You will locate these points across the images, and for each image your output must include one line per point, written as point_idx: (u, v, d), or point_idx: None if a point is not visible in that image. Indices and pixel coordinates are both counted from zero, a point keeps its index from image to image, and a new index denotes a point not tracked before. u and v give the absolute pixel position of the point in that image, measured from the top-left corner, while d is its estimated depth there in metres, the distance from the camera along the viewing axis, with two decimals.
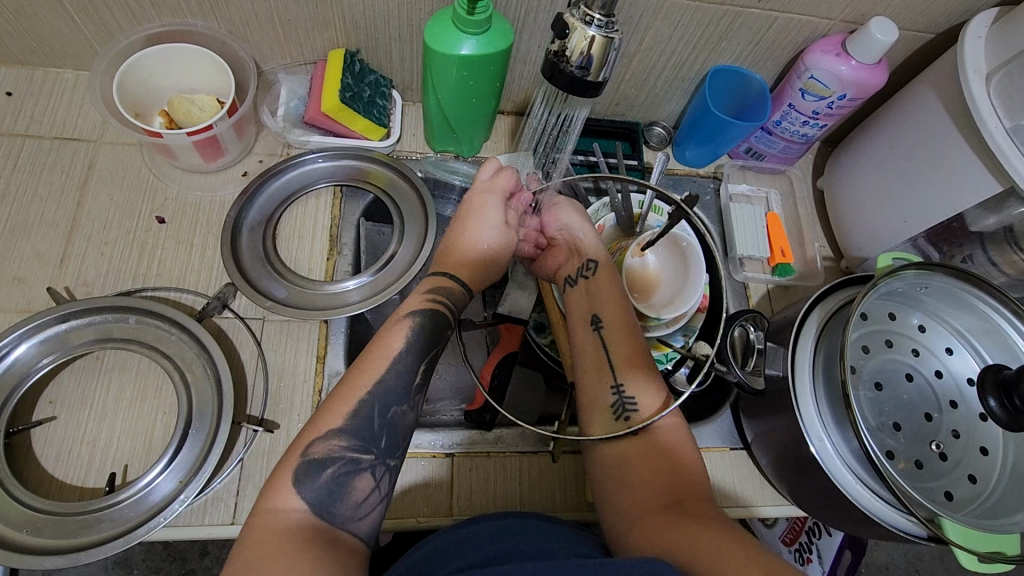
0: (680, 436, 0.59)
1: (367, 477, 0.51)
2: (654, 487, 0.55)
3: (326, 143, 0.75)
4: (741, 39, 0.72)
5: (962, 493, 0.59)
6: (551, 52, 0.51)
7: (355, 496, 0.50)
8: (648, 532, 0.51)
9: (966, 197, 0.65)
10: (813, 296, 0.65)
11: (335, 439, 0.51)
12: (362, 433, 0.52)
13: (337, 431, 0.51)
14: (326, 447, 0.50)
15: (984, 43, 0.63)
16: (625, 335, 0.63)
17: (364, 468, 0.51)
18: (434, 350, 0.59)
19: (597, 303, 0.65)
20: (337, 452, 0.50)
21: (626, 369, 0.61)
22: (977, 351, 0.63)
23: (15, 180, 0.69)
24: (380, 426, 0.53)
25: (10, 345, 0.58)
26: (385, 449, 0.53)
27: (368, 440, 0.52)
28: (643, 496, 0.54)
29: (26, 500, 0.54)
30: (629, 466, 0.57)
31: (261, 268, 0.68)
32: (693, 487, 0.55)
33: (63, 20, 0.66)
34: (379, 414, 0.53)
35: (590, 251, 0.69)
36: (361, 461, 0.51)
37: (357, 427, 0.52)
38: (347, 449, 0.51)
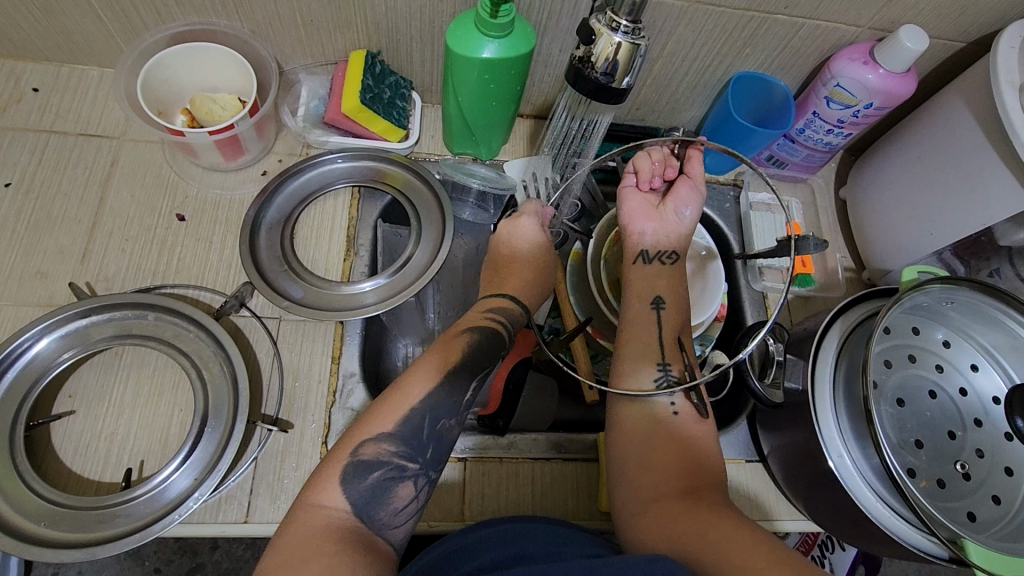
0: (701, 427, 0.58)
1: (410, 485, 0.51)
2: (664, 475, 0.54)
3: (345, 144, 0.75)
4: (766, 45, 0.71)
5: (986, 514, 0.58)
6: (575, 58, 0.50)
7: (395, 503, 0.50)
8: (661, 525, 0.51)
9: (996, 211, 0.63)
10: (835, 308, 0.64)
11: (385, 442, 0.51)
12: (411, 442, 0.52)
13: (387, 436, 0.51)
14: (375, 450, 0.51)
15: (1018, 53, 0.61)
16: (677, 325, 0.62)
17: (409, 476, 0.51)
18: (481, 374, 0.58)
19: (660, 286, 0.64)
20: (387, 456, 0.51)
21: (670, 350, 0.61)
22: (1003, 368, 0.62)
23: (39, 175, 0.70)
24: (428, 437, 0.53)
25: (31, 340, 0.58)
26: (430, 459, 0.53)
27: (415, 448, 0.52)
28: (656, 487, 0.54)
29: (43, 492, 0.55)
30: (642, 452, 0.56)
31: (279, 267, 0.69)
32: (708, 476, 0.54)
33: (89, 17, 0.67)
34: (428, 423, 0.53)
35: (676, 240, 0.66)
36: (407, 468, 0.51)
37: (406, 435, 0.52)
38: (395, 455, 0.51)
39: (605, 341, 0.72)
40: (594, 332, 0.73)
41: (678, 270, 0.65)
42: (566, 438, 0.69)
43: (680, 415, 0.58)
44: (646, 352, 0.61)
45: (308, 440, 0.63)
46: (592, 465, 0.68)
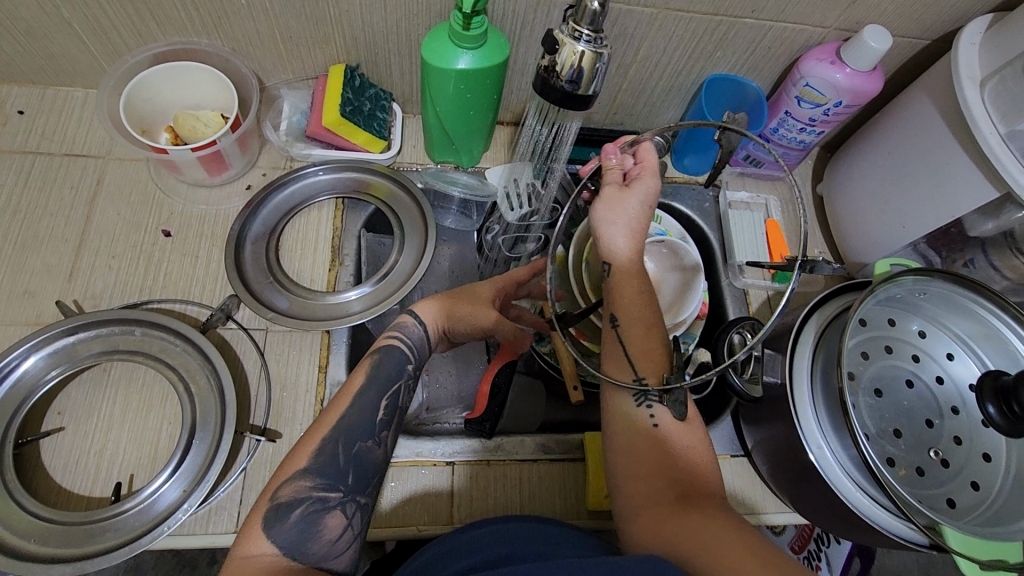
0: (697, 437, 0.57)
1: (339, 514, 0.50)
2: (654, 486, 0.53)
3: (328, 156, 0.76)
4: (736, 48, 0.73)
5: (965, 500, 0.59)
6: (541, 66, 0.51)
7: (327, 535, 0.48)
8: (649, 529, 0.50)
9: (963, 203, 0.65)
10: (812, 302, 0.66)
11: (301, 479, 0.50)
12: (328, 470, 0.51)
13: (303, 472, 0.50)
14: (292, 489, 0.49)
15: (978, 49, 0.63)
16: (644, 338, 0.58)
17: (333, 506, 0.50)
18: (395, 387, 0.57)
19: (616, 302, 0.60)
20: (305, 492, 0.49)
21: (644, 363, 0.57)
22: (978, 356, 0.63)
23: (25, 196, 0.71)
24: (346, 462, 0.52)
25: (19, 357, 0.59)
26: (353, 484, 0.52)
27: (334, 477, 0.51)
28: (648, 491, 0.53)
29: (32, 508, 0.55)
30: (629, 462, 0.56)
31: (264, 279, 0.70)
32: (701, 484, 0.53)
33: (72, 40, 0.68)
34: (343, 449, 0.52)
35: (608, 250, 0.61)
36: (330, 498, 0.50)
37: (322, 466, 0.51)
38: (314, 488, 0.50)
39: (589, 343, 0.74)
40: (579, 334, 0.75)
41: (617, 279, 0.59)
42: (554, 439, 0.70)
43: (660, 426, 0.57)
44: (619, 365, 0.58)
45: None
46: (579, 464, 0.69)
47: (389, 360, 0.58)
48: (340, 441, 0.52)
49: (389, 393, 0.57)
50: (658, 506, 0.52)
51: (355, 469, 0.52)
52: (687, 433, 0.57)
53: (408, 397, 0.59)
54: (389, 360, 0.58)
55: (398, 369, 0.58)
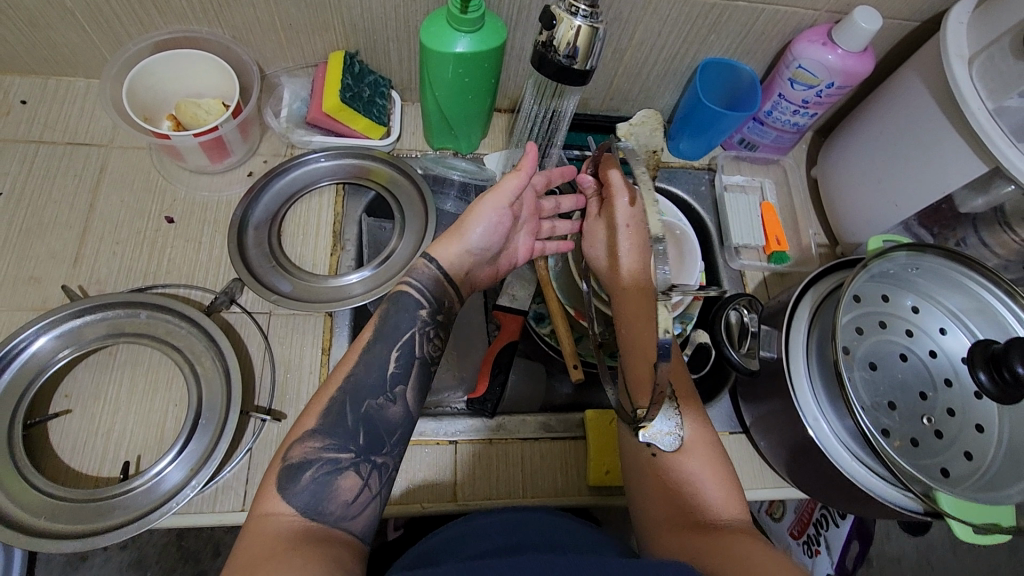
0: (710, 461, 0.58)
1: (352, 475, 0.50)
2: (674, 512, 0.55)
3: (328, 143, 0.77)
4: (729, 31, 0.74)
5: (959, 470, 0.60)
6: (539, 42, 0.52)
7: (342, 496, 0.49)
8: (673, 546, 0.52)
9: (953, 178, 0.66)
10: (806, 279, 0.67)
11: (311, 440, 0.50)
12: (337, 431, 0.51)
13: (313, 432, 0.51)
14: (303, 449, 0.50)
15: (966, 28, 0.64)
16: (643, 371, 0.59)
17: (346, 467, 0.50)
18: (409, 335, 0.57)
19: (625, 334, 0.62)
20: (315, 453, 0.50)
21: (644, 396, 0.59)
22: (970, 329, 0.65)
23: (30, 183, 0.72)
24: (354, 424, 0.52)
25: (29, 338, 0.60)
26: (364, 445, 0.52)
27: (344, 437, 0.51)
28: (671, 518, 0.55)
29: (41, 486, 0.56)
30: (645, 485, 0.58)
31: (267, 263, 0.71)
32: (721, 507, 0.54)
33: (74, 29, 0.69)
34: (351, 410, 0.53)
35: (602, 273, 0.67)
36: (341, 460, 0.50)
37: (332, 426, 0.51)
38: (325, 449, 0.50)
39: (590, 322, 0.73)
40: (578, 315, 0.73)
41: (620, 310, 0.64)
42: (555, 418, 0.71)
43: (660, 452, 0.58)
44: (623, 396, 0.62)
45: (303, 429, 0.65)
46: (580, 441, 0.70)
47: (400, 310, 0.58)
48: (349, 399, 0.53)
49: (400, 345, 0.56)
50: (680, 531, 0.53)
51: (367, 430, 0.52)
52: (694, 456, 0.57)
53: (429, 346, 0.59)
54: (400, 311, 0.58)
55: (408, 322, 0.58)
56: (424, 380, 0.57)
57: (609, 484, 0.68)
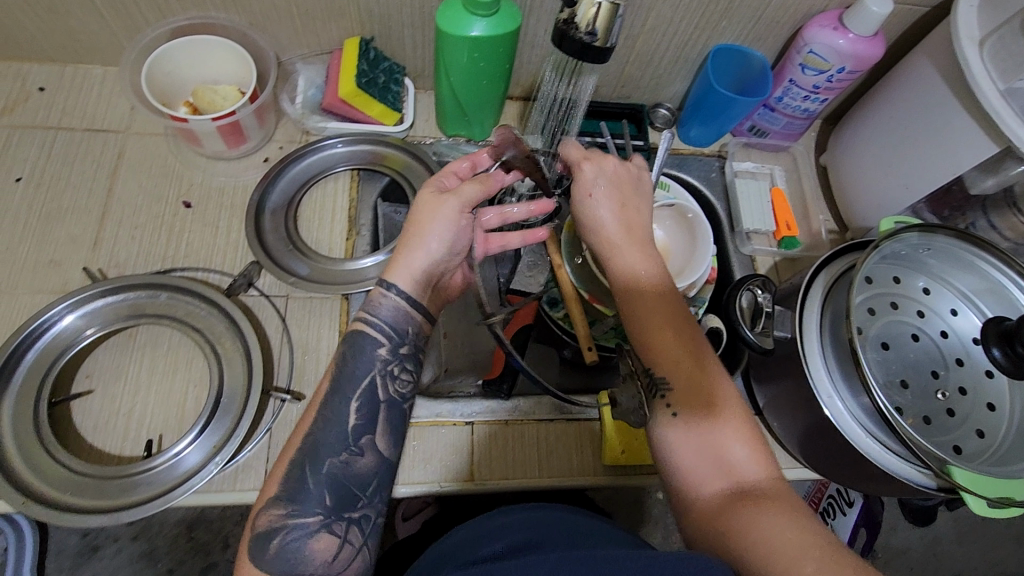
0: (737, 419, 0.51)
1: (325, 536, 0.46)
2: (701, 481, 0.49)
3: (343, 129, 0.78)
4: (740, 17, 0.74)
5: (971, 447, 0.61)
6: (560, 20, 0.51)
7: (319, 557, 0.45)
8: (708, 522, 0.47)
9: (965, 161, 0.67)
10: (819, 261, 0.67)
11: (273, 507, 0.45)
12: (298, 497, 0.46)
13: (275, 499, 0.46)
14: (267, 517, 0.45)
15: (977, 10, 0.65)
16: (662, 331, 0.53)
17: (316, 530, 0.45)
18: (375, 375, 0.50)
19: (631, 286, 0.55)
20: (279, 521, 0.45)
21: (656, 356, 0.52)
22: (980, 310, 0.65)
23: (49, 169, 0.72)
24: (317, 485, 0.46)
25: (59, 314, 0.61)
26: (334, 504, 0.46)
27: (308, 501, 0.46)
28: (698, 485, 0.49)
29: (66, 463, 0.57)
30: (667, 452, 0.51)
31: (285, 247, 0.71)
32: (751, 469, 0.49)
33: (92, 15, 0.70)
34: (313, 472, 0.47)
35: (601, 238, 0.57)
36: (310, 523, 0.46)
37: (292, 492, 0.46)
38: (289, 515, 0.45)
39: (603, 307, 0.73)
40: (591, 298, 0.73)
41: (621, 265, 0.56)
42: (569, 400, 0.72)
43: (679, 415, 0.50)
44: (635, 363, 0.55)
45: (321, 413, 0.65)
46: (596, 421, 0.71)
47: (356, 353, 0.50)
48: (308, 463, 0.47)
49: (358, 393, 0.49)
50: (714, 506, 0.47)
51: (334, 490, 0.47)
52: (720, 415, 0.50)
53: (397, 383, 0.52)
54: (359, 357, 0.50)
55: (366, 365, 0.50)
56: (396, 419, 0.51)
57: (625, 463, 0.68)
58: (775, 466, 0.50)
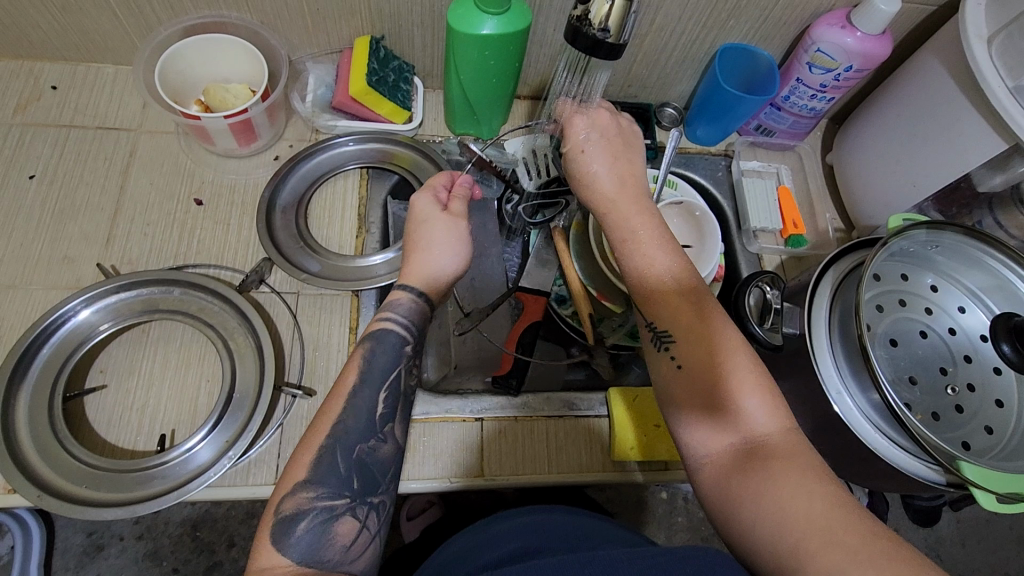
0: (744, 366, 0.51)
1: (349, 520, 0.47)
2: (710, 431, 0.50)
3: (352, 127, 0.78)
4: (748, 17, 0.75)
5: (979, 443, 0.61)
6: (573, 17, 0.52)
7: (340, 541, 0.46)
8: (720, 482, 0.48)
9: (972, 158, 0.67)
10: (826, 259, 0.68)
11: (302, 490, 0.46)
12: (330, 479, 0.47)
13: (303, 482, 0.46)
14: (295, 501, 0.46)
15: (985, 8, 0.65)
16: (663, 283, 0.56)
17: (341, 514, 0.46)
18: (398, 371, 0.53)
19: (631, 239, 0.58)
20: (307, 504, 0.46)
21: (657, 308, 0.55)
22: (988, 307, 0.66)
23: (62, 166, 0.73)
24: (347, 468, 0.48)
25: (74, 309, 0.62)
26: (359, 488, 0.48)
27: (338, 484, 0.47)
28: (707, 439, 0.50)
29: (82, 457, 0.57)
30: (676, 402, 0.52)
31: (296, 244, 0.72)
32: (763, 421, 0.49)
33: (106, 14, 0.70)
34: (342, 457, 0.48)
35: (600, 192, 0.60)
36: (336, 506, 0.47)
37: (323, 475, 0.47)
38: (317, 499, 0.46)
39: (611, 304, 0.75)
40: (600, 296, 0.75)
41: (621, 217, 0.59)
42: (577, 397, 0.72)
43: (684, 365, 0.52)
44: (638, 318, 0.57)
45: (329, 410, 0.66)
46: (604, 418, 0.71)
47: (381, 348, 0.53)
48: (338, 447, 0.48)
49: (386, 384, 0.52)
50: (726, 460, 0.49)
51: (361, 473, 0.48)
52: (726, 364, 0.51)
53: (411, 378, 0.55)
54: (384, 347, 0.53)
55: (395, 358, 0.53)
56: (408, 412, 0.54)
57: (633, 459, 0.69)
58: (789, 419, 0.50)
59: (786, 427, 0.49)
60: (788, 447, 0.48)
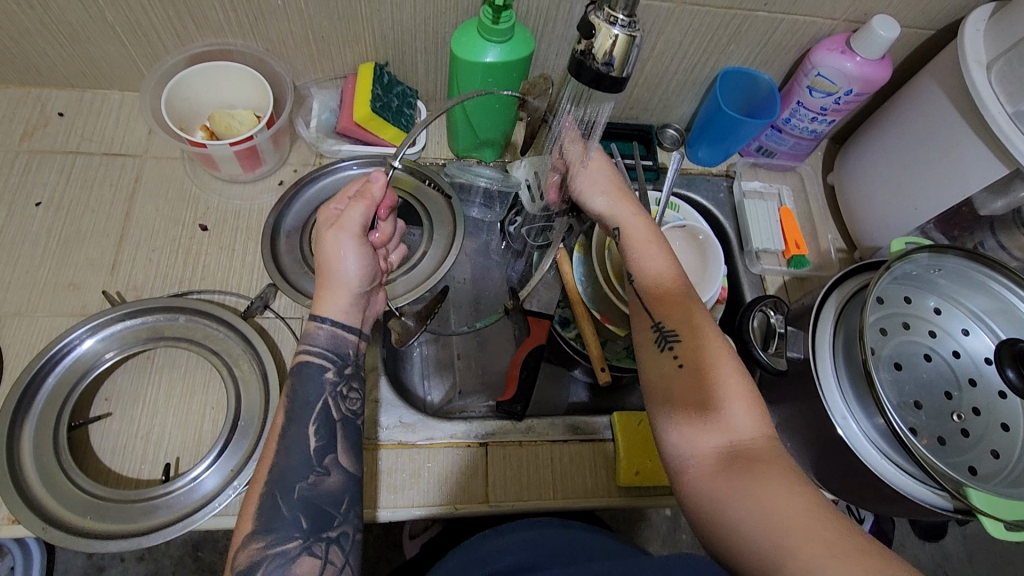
0: (735, 376, 0.53)
1: (307, 559, 0.47)
2: (700, 433, 0.51)
3: (356, 152, 0.79)
4: (748, 41, 0.76)
5: (986, 468, 0.60)
6: (577, 50, 0.52)
7: None
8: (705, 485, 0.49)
9: (974, 182, 0.68)
10: (829, 283, 0.68)
11: (252, 542, 0.46)
12: (276, 523, 0.47)
13: (252, 534, 0.47)
14: (247, 553, 0.46)
15: (983, 35, 0.66)
16: (671, 291, 0.59)
17: (297, 555, 0.47)
18: (325, 399, 0.53)
19: (644, 254, 0.62)
20: (259, 554, 0.46)
21: (666, 311, 0.58)
22: (992, 330, 0.66)
23: (67, 193, 0.73)
24: (291, 509, 0.48)
25: (79, 338, 0.62)
26: (311, 527, 0.48)
27: (283, 529, 0.47)
28: (693, 446, 0.50)
29: (86, 487, 0.57)
30: (670, 399, 0.53)
31: (300, 270, 0.71)
32: (747, 428, 0.50)
33: (113, 43, 0.71)
34: (283, 501, 0.48)
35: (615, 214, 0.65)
36: (290, 549, 0.47)
37: (269, 522, 0.47)
38: (269, 546, 0.47)
39: (615, 326, 0.75)
40: (603, 319, 0.75)
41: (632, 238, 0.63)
42: (582, 421, 0.72)
43: (686, 365, 0.54)
44: (642, 320, 0.59)
45: None
46: (609, 442, 0.71)
47: (306, 385, 0.53)
48: (277, 492, 0.48)
49: (314, 418, 0.52)
50: (713, 459, 0.49)
51: (308, 511, 0.49)
52: (721, 369, 0.53)
53: (344, 403, 0.54)
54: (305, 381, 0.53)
55: (315, 390, 0.53)
56: (352, 436, 0.53)
57: (640, 485, 0.68)
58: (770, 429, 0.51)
59: (767, 435, 0.50)
60: (769, 454, 0.49)
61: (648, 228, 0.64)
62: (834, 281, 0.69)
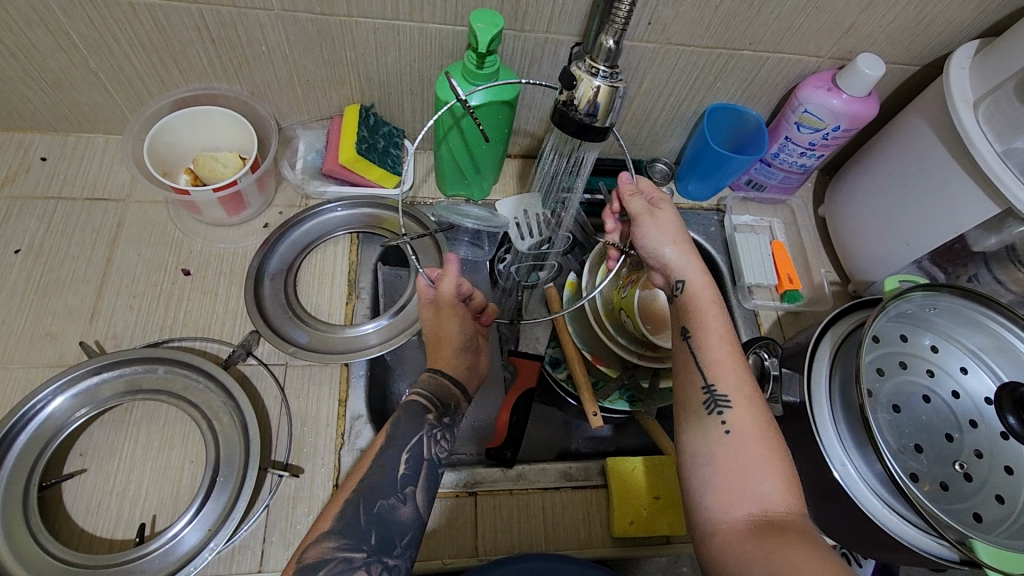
0: (773, 450, 0.50)
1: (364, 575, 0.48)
2: (727, 499, 0.47)
3: (342, 193, 0.79)
4: (734, 79, 0.76)
5: (991, 515, 0.58)
6: (559, 101, 0.52)
7: None
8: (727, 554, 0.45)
9: (965, 220, 0.67)
10: (824, 321, 0.67)
11: (326, 540, 0.49)
12: (352, 531, 0.50)
13: (328, 533, 0.49)
14: (318, 550, 0.48)
15: (968, 74, 0.66)
16: (721, 351, 0.54)
17: (359, 567, 0.48)
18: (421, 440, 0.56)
19: (702, 309, 0.56)
20: (331, 553, 0.48)
21: (718, 373, 0.53)
22: (992, 369, 0.64)
23: (47, 240, 0.72)
24: (366, 522, 0.51)
25: (47, 397, 0.60)
26: (377, 545, 0.50)
27: (356, 537, 0.49)
28: (716, 511, 0.47)
29: (58, 552, 0.55)
30: (711, 470, 0.49)
31: (284, 314, 0.71)
32: (781, 500, 0.47)
33: (97, 90, 0.71)
34: (365, 509, 0.51)
35: (676, 267, 0.59)
36: (355, 559, 0.49)
37: (347, 527, 0.50)
38: (340, 549, 0.49)
39: (607, 367, 0.74)
40: (595, 359, 0.75)
41: (690, 294, 0.57)
42: (575, 466, 0.70)
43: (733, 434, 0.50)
44: (689, 378, 0.54)
45: (318, 485, 0.63)
46: (602, 489, 0.69)
47: (411, 418, 0.57)
48: (361, 502, 0.51)
49: (409, 447, 0.55)
50: (732, 525, 0.46)
51: (380, 531, 0.51)
52: (764, 445, 0.49)
53: (434, 446, 0.57)
54: (409, 414, 0.58)
55: (416, 424, 0.57)
56: (433, 479, 0.56)
57: (635, 535, 0.66)
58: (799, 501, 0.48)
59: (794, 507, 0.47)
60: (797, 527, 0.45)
61: (712, 286, 0.58)
62: (829, 319, 0.68)
